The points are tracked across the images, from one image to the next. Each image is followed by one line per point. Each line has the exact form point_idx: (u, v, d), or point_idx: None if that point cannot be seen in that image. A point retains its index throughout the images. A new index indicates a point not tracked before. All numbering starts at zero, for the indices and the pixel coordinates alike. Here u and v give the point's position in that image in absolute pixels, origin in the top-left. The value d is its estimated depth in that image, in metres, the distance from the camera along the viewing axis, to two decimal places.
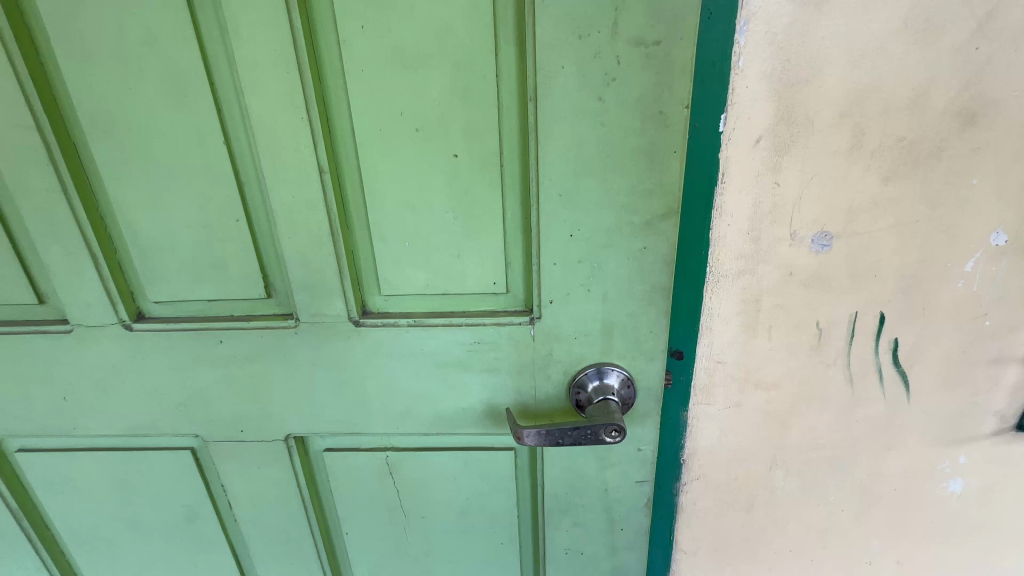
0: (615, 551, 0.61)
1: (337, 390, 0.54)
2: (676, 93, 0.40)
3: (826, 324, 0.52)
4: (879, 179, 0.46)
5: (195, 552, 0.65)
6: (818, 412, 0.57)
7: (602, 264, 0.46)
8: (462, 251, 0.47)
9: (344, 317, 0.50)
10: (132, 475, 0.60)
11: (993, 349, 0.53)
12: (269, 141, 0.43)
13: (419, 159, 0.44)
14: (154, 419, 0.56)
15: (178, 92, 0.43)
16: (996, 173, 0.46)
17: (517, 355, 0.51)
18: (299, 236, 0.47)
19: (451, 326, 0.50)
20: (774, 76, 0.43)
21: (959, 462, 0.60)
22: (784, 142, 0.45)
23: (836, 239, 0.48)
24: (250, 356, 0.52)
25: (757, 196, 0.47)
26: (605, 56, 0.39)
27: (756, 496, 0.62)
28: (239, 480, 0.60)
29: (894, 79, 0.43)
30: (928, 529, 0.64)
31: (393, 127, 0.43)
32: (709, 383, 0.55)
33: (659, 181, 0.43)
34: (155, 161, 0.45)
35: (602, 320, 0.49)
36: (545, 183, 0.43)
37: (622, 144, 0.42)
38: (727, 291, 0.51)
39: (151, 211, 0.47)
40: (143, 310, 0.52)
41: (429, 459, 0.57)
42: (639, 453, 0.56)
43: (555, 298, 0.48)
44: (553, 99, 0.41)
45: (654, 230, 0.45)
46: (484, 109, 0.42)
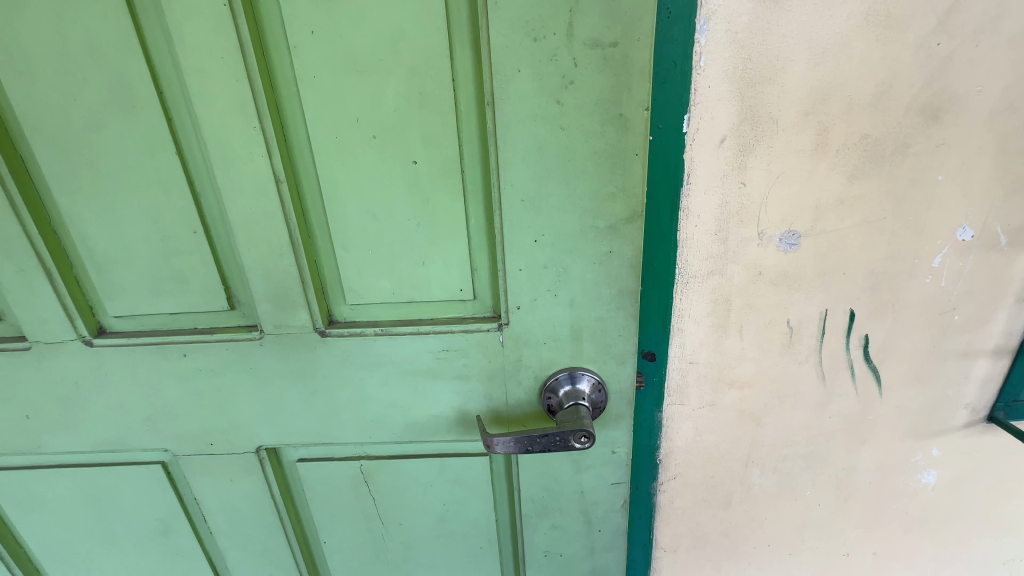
0: (594, 552, 0.61)
1: (306, 400, 0.53)
2: (635, 95, 0.40)
3: (797, 322, 0.52)
4: (845, 177, 0.46)
5: (172, 565, 0.65)
6: (791, 409, 0.57)
7: (567, 269, 0.46)
8: (426, 259, 0.47)
9: (309, 328, 0.49)
10: (102, 490, 0.59)
11: (962, 343, 0.54)
12: (223, 151, 0.42)
13: (378, 166, 0.43)
14: (122, 434, 0.55)
15: (126, 102, 0.42)
16: (960, 168, 0.46)
17: (487, 362, 0.50)
18: (258, 247, 0.46)
19: (418, 334, 0.49)
20: (737, 75, 0.42)
21: (933, 454, 0.60)
22: (749, 142, 0.44)
23: (804, 237, 0.48)
24: (215, 369, 0.51)
25: (724, 196, 0.46)
26: (562, 59, 0.39)
27: (733, 493, 0.62)
28: (211, 493, 0.59)
29: (856, 76, 0.43)
30: (904, 520, 0.65)
31: (349, 134, 0.42)
32: (682, 383, 0.55)
33: (623, 186, 0.42)
34: (105, 174, 0.44)
35: (571, 325, 0.48)
36: (507, 189, 0.43)
37: (583, 147, 0.41)
38: (697, 292, 0.50)
39: (105, 224, 0.46)
40: (103, 325, 0.51)
41: (403, 467, 0.57)
42: (614, 456, 0.56)
43: (522, 303, 0.47)
44: (510, 103, 0.40)
45: (619, 234, 0.44)
46: (441, 114, 0.41)
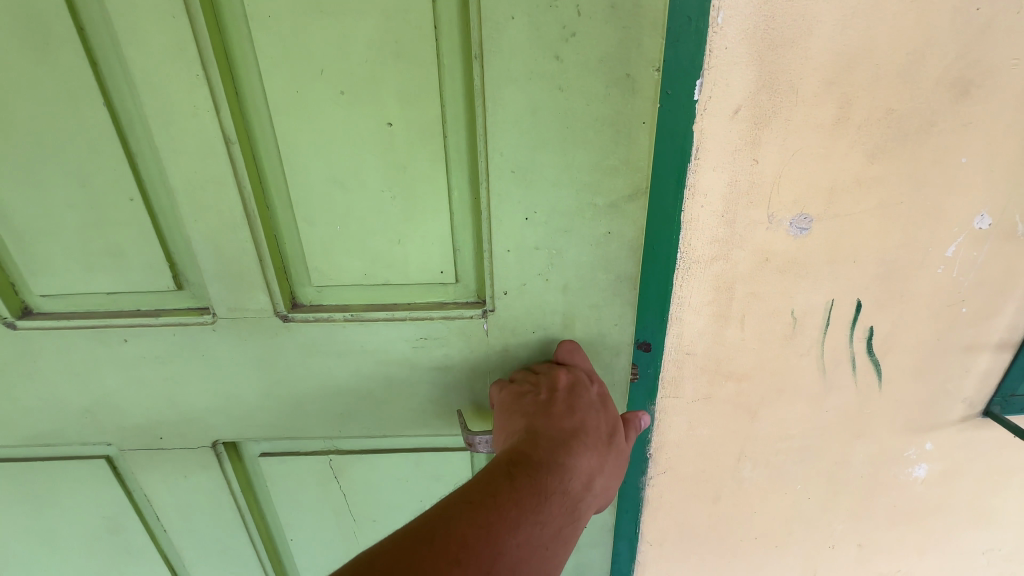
0: (578, 547, 0.60)
1: (268, 391, 0.48)
2: (645, 53, 0.35)
3: (801, 313, 0.49)
4: (864, 157, 0.42)
5: (122, 564, 0.59)
6: (788, 402, 0.54)
7: (561, 251, 0.41)
8: (403, 238, 0.41)
9: (269, 312, 0.44)
10: (40, 486, 0.53)
11: (966, 336, 0.51)
12: (160, 104, 0.36)
13: (348, 128, 0.37)
14: (57, 427, 0.49)
15: (38, 39, 0.35)
16: (985, 150, 0.42)
17: (469, 352, 0.46)
18: (207, 219, 0.40)
19: (393, 320, 0.44)
20: (757, 37, 0.37)
21: (926, 448, 0.59)
22: (765, 114, 0.40)
23: (815, 222, 0.45)
24: (162, 357, 0.46)
25: (734, 175, 0.42)
26: (562, 5, 0.33)
27: (723, 487, 0.60)
28: (164, 490, 0.54)
29: (887, 42, 0.38)
30: (891, 512, 0.64)
31: (313, 88, 0.36)
32: (677, 376, 0.51)
33: (626, 159, 0.38)
34: (18, 128, 0.37)
35: (562, 312, 0.44)
36: (496, 158, 0.37)
37: (583, 112, 0.36)
38: (699, 278, 0.46)
39: (22, 188, 0.39)
40: (29, 305, 0.44)
41: (376, 461, 0.53)
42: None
43: (509, 288, 0.43)
44: (502, 57, 0.34)
45: (620, 213, 0.40)
46: (421, 68, 0.36)
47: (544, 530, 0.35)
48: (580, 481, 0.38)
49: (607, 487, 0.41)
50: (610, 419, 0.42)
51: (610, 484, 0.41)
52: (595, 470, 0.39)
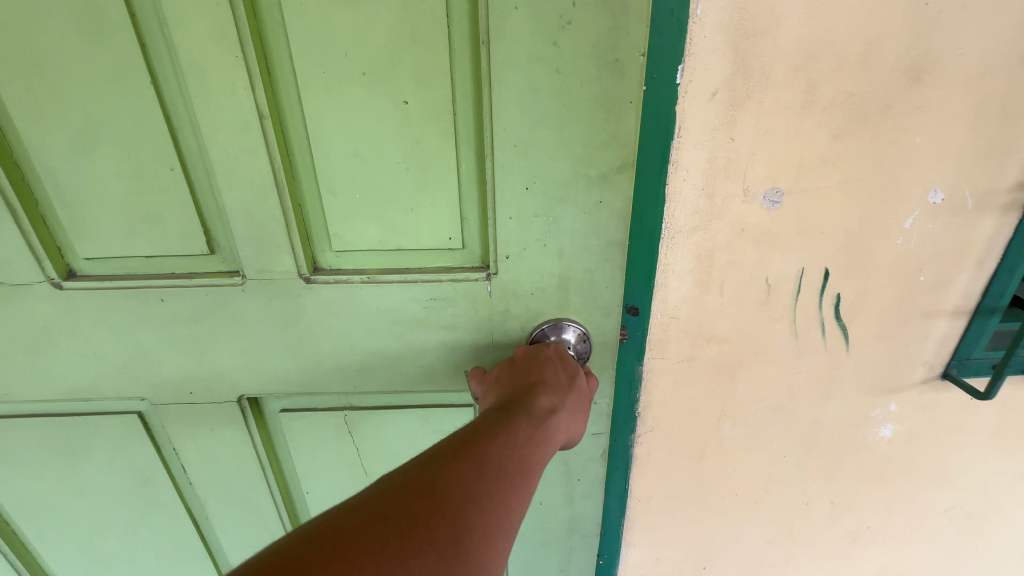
0: (572, 499, 0.65)
1: (290, 349, 0.52)
2: (632, 39, 0.39)
3: (775, 280, 0.54)
4: (829, 136, 0.47)
5: (149, 517, 0.64)
6: (764, 365, 0.59)
7: (558, 220, 0.46)
8: (415, 206, 0.46)
9: (294, 274, 0.48)
10: (76, 440, 0.58)
11: (924, 304, 0.57)
12: (201, 83, 0.40)
13: (368, 106, 0.42)
14: (95, 382, 0.54)
15: (94, 24, 0.39)
16: (936, 131, 0.48)
17: (474, 312, 0.50)
18: (240, 188, 0.44)
19: (406, 283, 0.49)
20: (732, 27, 0.42)
21: (890, 409, 0.64)
22: (740, 96, 0.45)
23: (786, 195, 0.50)
24: (194, 316, 0.50)
25: (712, 152, 0.47)
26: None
27: (706, 445, 0.65)
28: (191, 444, 0.58)
29: (847, 33, 0.43)
30: (860, 471, 0.69)
31: (337, 70, 0.41)
32: (663, 338, 0.56)
33: (616, 135, 0.43)
34: (72, 103, 0.42)
35: (558, 275, 0.49)
36: (500, 133, 0.42)
37: (578, 92, 0.41)
38: (683, 247, 0.51)
39: (72, 158, 0.44)
40: (73, 268, 0.49)
41: (387, 416, 0.58)
42: (593, 405, 0.59)
43: (511, 253, 0.47)
44: (506, 42, 0.39)
45: (611, 183, 0.44)
46: (434, 52, 0.40)
47: (523, 440, 0.38)
48: (552, 407, 0.43)
49: (576, 420, 0.45)
50: (567, 368, 0.48)
51: (578, 418, 0.45)
52: (562, 400, 0.44)
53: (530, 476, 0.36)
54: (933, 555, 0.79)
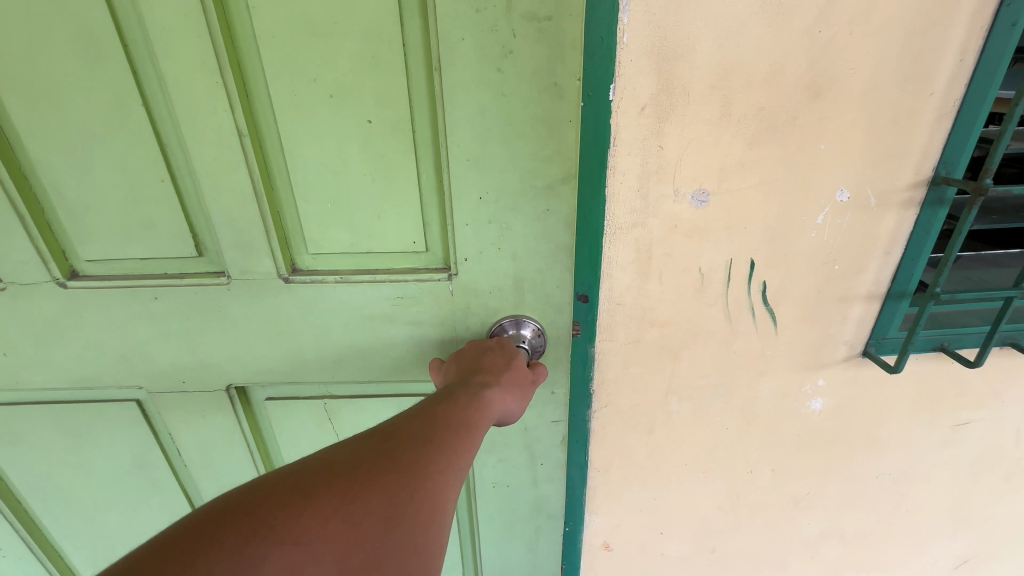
0: (536, 482, 0.72)
1: (273, 341, 0.59)
2: (569, 67, 0.46)
3: (707, 269, 0.61)
4: (744, 144, 0.54)
5: (149, 496, 0.71)
6: (703, 345, 0.67)
7: (510, 226, 0.53)
8: (381, 212, 0.53)
9: (273, 275, 0.55)
10: (80, 425, 0.64)
11: (842, 288, 0.64)
12: (187, 105, 0.47)
13: (336, 124, 0.48)
14: (98, 372, 0.60)
15: (92, 53, 0.45)
16: (837, 138, 0.55)
17: (438, 309, 0.57)
18: (224, 197, 0.51)
19: (376, 283, 0.56)
20: (654, 52, 0.50)
21: (819, 384, 0.72)
22: (665, 111, 0.52)
23: (712, 195, 0.57)
24: (185, 312, 0.57)
25: (644, 158, 0.54)
26: (501, 29, 0.45)
27: (655, 419, 0.72)
28: (185, 428, 0.65)
29: (753, 56, 0.50)
30: (797, 441, 0.77)
31: (309, 93, 0.47)
32: (611, 322, 0.64)
33: (558, 150, 0.49)
34: (74, 123, 0.48)
35: (513, 277, 0.56)
36: (454, 149, 0.49)
37: (522, 112, 0.48)
38: (624, 241, 0.58)
39: (75, 170, 0.50)
40: (75, 269, 0.55)
41: (362, 404, 0.64)
42: (552, 396, 0.65)
43: (469, 256, 0.54)
44: (456, 68, 0.46)
45: (555, 193, 0.51)
46: (393, 77, 0.47)
47: (465, 402, 0.46)
48: (489, 381, 0.50)
49: (511, 395, 0.50)
50: (506, 352, 0.55)
51: (515, 392, 0.51)
52: (499, 376, 0.51)
53: (476, 427, 0.44)
54: (868, 518, 0.88)
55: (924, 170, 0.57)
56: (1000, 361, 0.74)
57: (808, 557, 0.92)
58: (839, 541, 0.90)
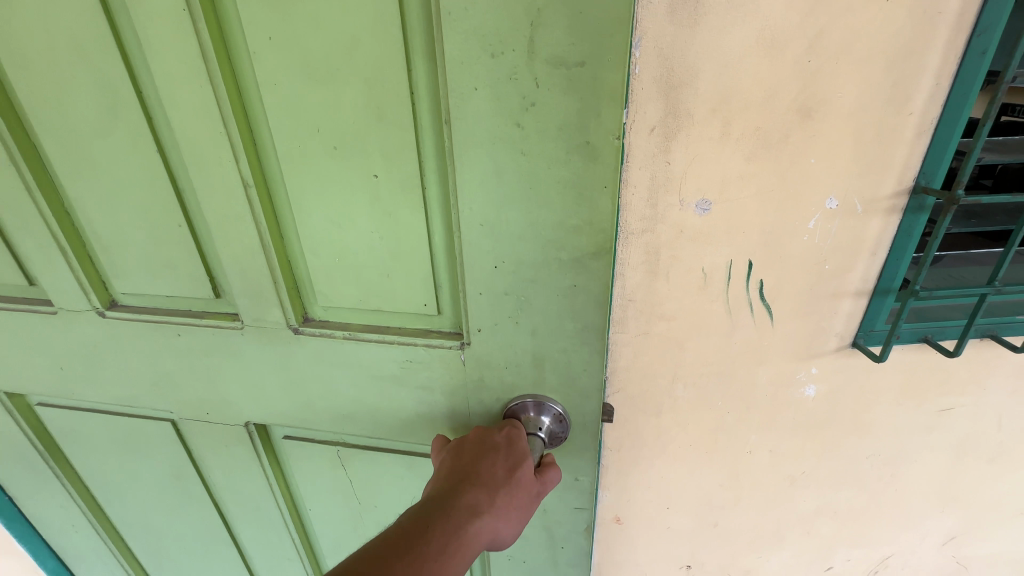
0: (557, 563, 0.74)
1: (285, 387, 0.67)
2: (603, 122, 0.44)
3: (709, 269, 0.69)
4: (743, 158, 0.61)
5: (181, 504, 0.84)
6: (707, 336, 0.74)
7: (530, 298, 0.54)
8: (390, 272, 0.57)
9: (284, 325, 0.62)
10: (129, 436, 0.77)
11: (832, 285, 0.71)
12: (196, 156, 0.54)
13: (339, 174, 0.52)
14: (135, 394, 0.72)
15: (117, 116, 0.54)
16: (827, 152, 0.62)
17: (449, 376, 0.61)
18: (232, 245, 0.58)
19: (383, 343, 0.60)
20: (663, 80, 0.57)
21: (812, 371, 0.79)
22: (672, 131, 0.59)
23: (714, 204, 0.64)
24: (204, 350, 0.66)
25: (654, 172, 0.62)
26: (524, 81, 0.44)
27: (662, 403, 0.80)
28: (212, 454, 0.77)
29: (750, 83, 0.57)
30: (793, 424, 0.85)
31: (314, 143, 0.51)
32: (623, 317, 0.72)
33: (590, 220, 0.49)
34: (112, 179, 0.58)
35: (534, 353, 0.58)
36: (468, 213, 0.50)
37: (547, 171, 0.47)
38: (636, 244, 0.66)
39: (111, 216, 0.60)
40: (113, 299, 0.66)
41: (370, 456, 0.72)
42: (577, 481, 0.67)
43: (483, 326, 0.57)
44: (471, 122, 0.46)
45: (584, 268, 0.51)
46: (396, 127, 0.49)
47: (436, 548, 0.45)
48: (474, 509, 0.50)
49: (502, 519, 0.51)
50: (510, 457, 0.55)
51: (507, 516, 0.51)
52: (488, 499, 0.51)
53: None
54: (859, 496, 0.95)
55: (906, 180, 0.64)
56: (980, 352, 0.80)
57: (805, 531, 1.00)
58: (833, 517, 0.98)
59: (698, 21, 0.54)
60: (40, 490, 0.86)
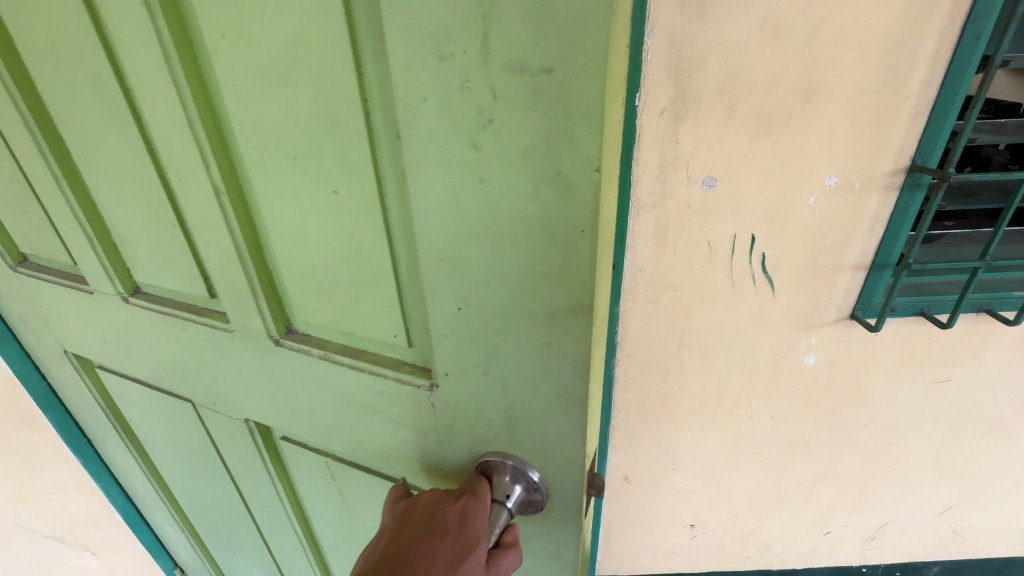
0: None
1: (274, 394, 0.64)
2: (579, 149, 0.33)
3: (714, 242, 0.74)
4: (747, 138, 0.67)
5: (207, 474, 0.89)
6: (712, 305, 0.80)
7: (500, 351, 0.44)
8: (356, 296, 0.50)
9: (266, 335, 0.59)
10: (160, 407, 0.82)
11: (832, 259, 0.76)
12: (177, 156, 0.51)
13: (297, 183, 0.46)
14: (160, 372, 0.75)
15: (109, 108, 0.53)
16: (827, 133, 0.67)
17: (420, 416, 0.53)
18: (214, 250, 0.56)
19: (355, 369, 0.54)
20: (673, 66, 0.62)
21: (812, 341, 0.85)
22: (681, 113, 0.65)
23: (719, 180, 0.69)
24: (207, 344, 0.66)
25: (664, 150, 0.67)
26: (479, 90, 0.33)
27: (669, 368, 0.87)
28: (224, 439, 0.78)
29: (753, 69, 0.62)
30: (794, 390, 0.90)
31: (273, 150, 0.46)
32: (634, 286, 0.78)
33: (564, 270, 0.38)
34: (118, 170, 0.58)
35: (506, 410, 0.47)
36: (425, 246, 0.41)
37: (511, 207, 0.37)
38: (646, 218, 0.72)
39: (123, 205, 0.61)
40: (136, 284, 0.69)
41: (355, 476, 0.66)
42: (558, 553, 0.56)
43: (450, 371, 0.47)
44: (418, 138, 0.36)
45: (559, 324, 0.41)
46: (351, 137, 0.41)
47: None
48: None
49: None
50: (458, 541, 0.47)
51: None
52: None
53: None
54: (857, 463, 1.01)
55: (903, 160, 0.68)
56: (976, 327, 0.84)
57: (804, 496, 1.06)
58: (832, 483, 1.04)
59: (707, 11, 0.59)
60: (106, 439, 0.97)
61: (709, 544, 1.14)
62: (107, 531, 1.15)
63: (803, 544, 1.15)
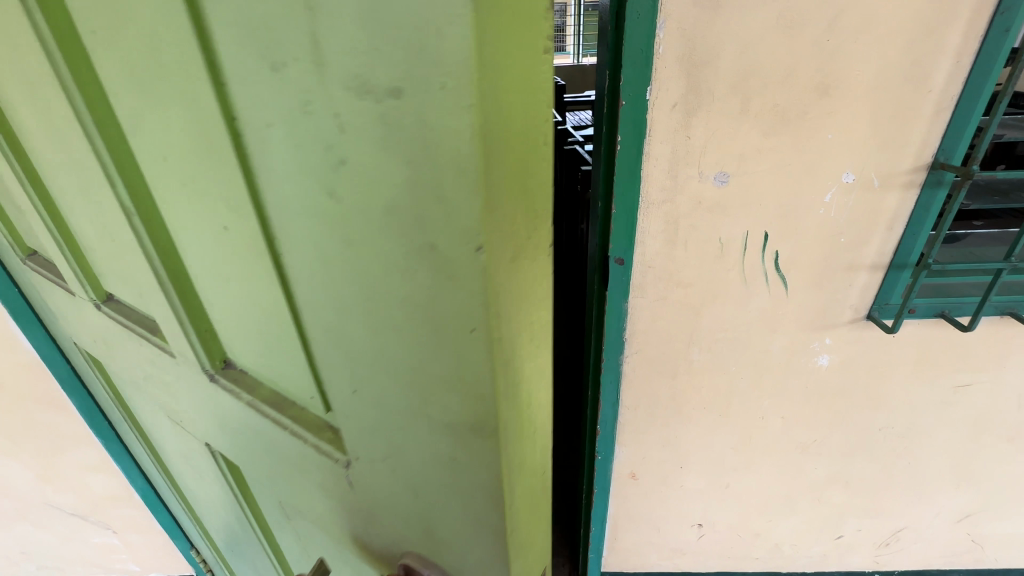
0: None
1: (208, 430, 0.57)
2: (453, 217, 0.24)
3: (726, 239, 0.73)
4: (762, 133, 0.65)
5: (181, 481, 0.86)
6: (722, 303, 0.79)
7: (402, 450, 0.36)
8: (261, 342, 0.42)
9: (183, 366, 0.51)
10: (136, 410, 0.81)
11: (848, 258, 0.74)
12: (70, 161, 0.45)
13: (184, 196, 0.37)
14: (122, 379, 0.73)
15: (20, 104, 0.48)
16: (844, 128, 0.65)
17: (335, 495, 0.44)
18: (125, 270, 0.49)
19: (278, 425, 0.44)
20: (685, 59, 0.61)
21: (826, 342, 0.83)
22: (693, 107, 0.64)
23: (732, 176, 0.68)
24: (145, 366, 0.60)
25: (675, 144, 0.66)
26: (320, 120, 0.25)
27: (678, 365, 0.86)
28: (183, 457, 0.74)
29: (768, 63, 0.61)
30: (807, 391, 0.89)
31: (152, 158, 0.38)
32: (643, 282, 0.77)
33: (456, 372, 0.29)
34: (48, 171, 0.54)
35: (422, 519, 0.39)
36: (310, 308, 0.33)
37: (384, 281, 0.28)
38: (656, 213, 0.71)
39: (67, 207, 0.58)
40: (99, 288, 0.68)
41: (291, 527, 0.58)
42: None
43: (361, 457, 0.39)
44: (277, 181, 0.29)
45: (461, 440, 0.32)
46: (209, 159, 0.33)
47: None
48: None
49: None
50: None
51: None
52: None
53: None
54: (872, 467, 0.98)
55: (925, 156, 0.66)
56: (1000, 330, 0.82)
57: (816, 499, 1.04)
58: (844, 487, 1.02)
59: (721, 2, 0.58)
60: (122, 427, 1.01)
61: (717, 544, 1.13)
62: (127, 510, 1.20)
63: (813, 547, 1.13)
